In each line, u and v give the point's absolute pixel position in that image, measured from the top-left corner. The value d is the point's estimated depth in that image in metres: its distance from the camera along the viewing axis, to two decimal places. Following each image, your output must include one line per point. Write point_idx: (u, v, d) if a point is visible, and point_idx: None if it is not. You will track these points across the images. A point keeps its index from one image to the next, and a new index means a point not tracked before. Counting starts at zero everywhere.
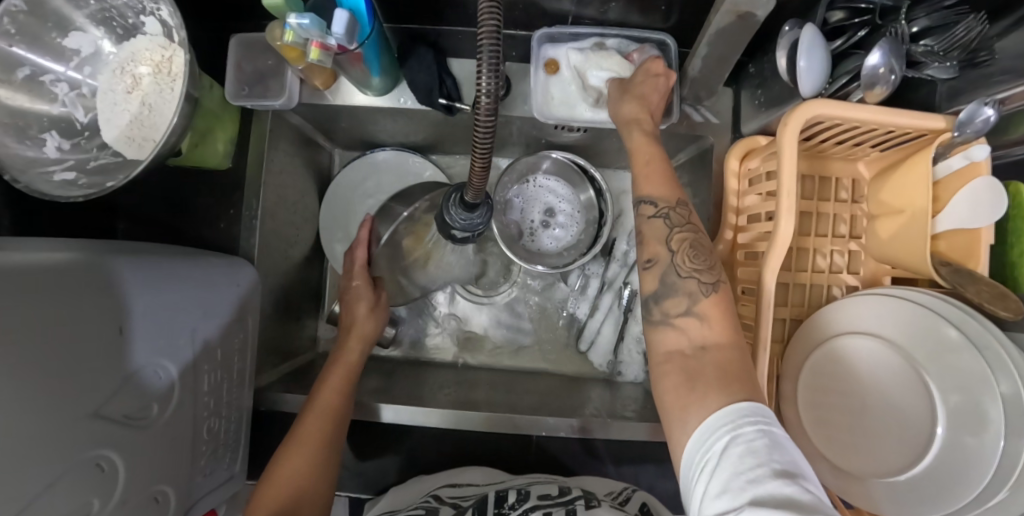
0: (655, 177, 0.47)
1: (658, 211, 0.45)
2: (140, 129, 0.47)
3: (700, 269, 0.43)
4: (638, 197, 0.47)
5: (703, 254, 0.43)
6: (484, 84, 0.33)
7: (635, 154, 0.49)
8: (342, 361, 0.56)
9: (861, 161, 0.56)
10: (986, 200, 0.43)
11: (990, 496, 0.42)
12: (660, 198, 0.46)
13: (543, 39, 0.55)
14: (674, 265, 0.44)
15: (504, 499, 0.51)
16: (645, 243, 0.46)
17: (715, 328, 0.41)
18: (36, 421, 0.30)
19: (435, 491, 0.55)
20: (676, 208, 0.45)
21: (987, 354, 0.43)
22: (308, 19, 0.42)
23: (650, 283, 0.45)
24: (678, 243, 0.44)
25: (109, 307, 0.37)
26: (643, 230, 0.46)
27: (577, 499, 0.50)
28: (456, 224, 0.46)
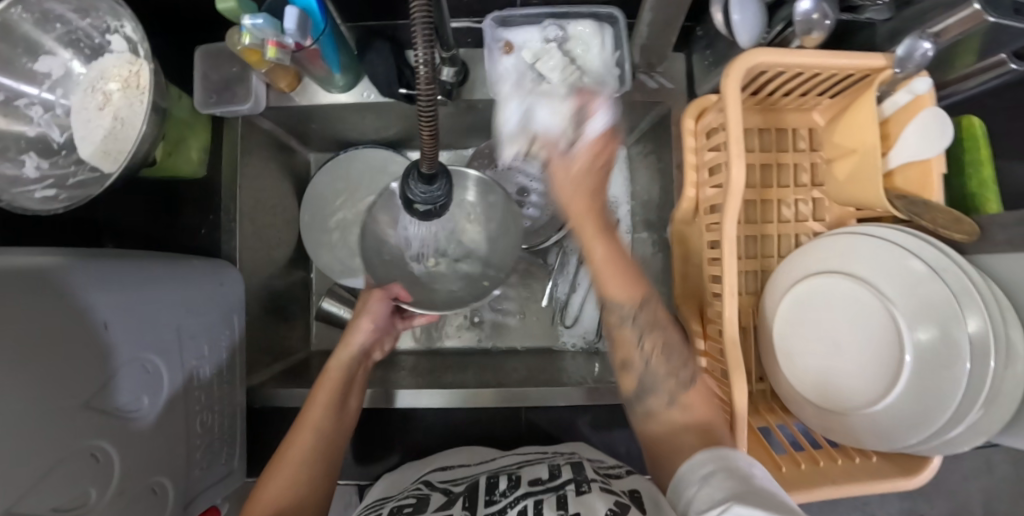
0: (616, 281, 0.50)
1: (625, 319, 0.49)
2: (114, 143, 0.50)
3: (676, 370, 0.48)
4: (603, 301, 0.50)
5: (675, 353, 0.48)
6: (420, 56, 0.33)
7: (599, 271, 0.51)
8: (328, 376, 0.55)
9: (815, 111, 0.58)
10: (934, 131, 0.46)
11: (965, 417, 0.43)
12: (626, 305, 0.49)
13: (496, 24, 0.57)
14: (647, 366, 0.48)
15: (494, 486, 0.48)
16: (618, 347, 0.50)
17: (697, 411, 0.46)
18: (32, 412, 0.32)
19: (425, 477, 0.52)
20: (638, 315, 0.49)
21: (951, 282, 0.44)
22: (262, 19, 0.44)
23: (630, 382, 0.50)
24: (650, 348, 0.48)
25: (103, 305, 0.39)
26: (615, 337, 0.50)
27: (568, 484, 0.45)
28: (416, 200, 0.43)
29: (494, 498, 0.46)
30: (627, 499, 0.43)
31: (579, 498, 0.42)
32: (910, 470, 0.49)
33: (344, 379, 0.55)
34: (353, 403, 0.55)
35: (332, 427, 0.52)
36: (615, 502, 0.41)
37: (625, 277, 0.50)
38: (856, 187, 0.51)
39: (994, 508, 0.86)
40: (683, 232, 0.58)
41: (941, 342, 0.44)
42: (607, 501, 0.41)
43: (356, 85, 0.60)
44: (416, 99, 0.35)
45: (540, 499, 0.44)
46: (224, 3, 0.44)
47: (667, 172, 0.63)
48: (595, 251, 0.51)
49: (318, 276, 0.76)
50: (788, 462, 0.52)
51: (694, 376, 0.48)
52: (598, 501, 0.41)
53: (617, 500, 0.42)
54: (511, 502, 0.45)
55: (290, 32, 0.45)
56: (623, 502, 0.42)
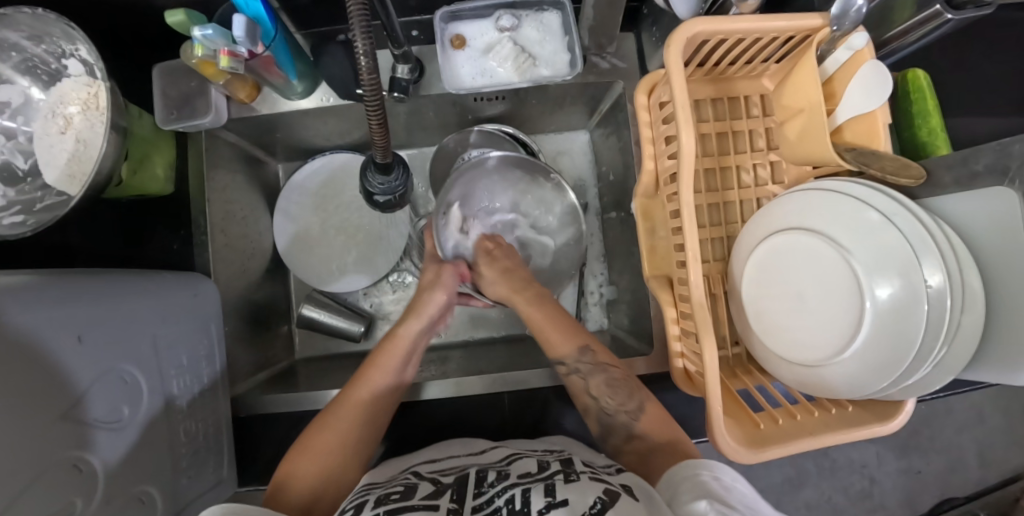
0: (556, 338, 0.56)
1: (571, 369, 0.54)
2: (79, 165, 0.51)
3: (623, 404, 0.51)
4: (554, 359, 0.56)
5: (619, 390, 0.52)
6: (360, 46, 0.34)
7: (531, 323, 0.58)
8: (395, 343, 0.56)
9: (764, 77, 0.59)
10: (875, 84, 0.47)
11: (928, 357, 0.44)
12: (567, 357, 0.55)
13: (447, 17, 0.58)
14: (603, 408, 0.52)
15: (483, 479, 0.45)
16: (576, 396, 0.55)
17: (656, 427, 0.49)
18: (11, 422, 0.33)
19: (414, 467, 0.50)
20: (582, 358, 0.54)
21: (906, 230, 0.45)
22: (211, 29, 0.45)
23: (594, 424, 0.54)
24: (596, 389, 0.53)
25: (78, 317, 0.40)
26: (570, 386, 0.55)
27: (556, 474, 0.43)
28: (376, 190, 0.48)
29: (483, 489, 0.43)
30: (621, 488, 0.40)
31: (567, 486, 0.40)
32: (886, 415, 0.49)
33: (409, 345, 0.57)
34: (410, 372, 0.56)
35: (393, 394, 0.53)
36: (605, 491, 0.39)
37: (555, 320, 0.57)
38: (807, 146, 0.52)
39: (989, 459, 0.87)
40: (647, 206, 0.59)
41: (901, 289, 0.44)
42: (596, 491, 0.39)
43: (315, 90, 0.61)
44: (363, 101, 0.37)
45: (528, 487, 0.41)
46: (173, 17, 0.45)
47: (628, 150, 0.64)
48: (535, 317, 0.58)
49: (296, 284, 0.76)
50: (767, 419, 0.53)
51: (641, 406, 0.50)
52: (588, 490, 0.39)
53: (606, 488, 0.39)
54: (499, 492, 0.42)
55: (239, 40, 0.46)
56: (614, 490, 0.39)
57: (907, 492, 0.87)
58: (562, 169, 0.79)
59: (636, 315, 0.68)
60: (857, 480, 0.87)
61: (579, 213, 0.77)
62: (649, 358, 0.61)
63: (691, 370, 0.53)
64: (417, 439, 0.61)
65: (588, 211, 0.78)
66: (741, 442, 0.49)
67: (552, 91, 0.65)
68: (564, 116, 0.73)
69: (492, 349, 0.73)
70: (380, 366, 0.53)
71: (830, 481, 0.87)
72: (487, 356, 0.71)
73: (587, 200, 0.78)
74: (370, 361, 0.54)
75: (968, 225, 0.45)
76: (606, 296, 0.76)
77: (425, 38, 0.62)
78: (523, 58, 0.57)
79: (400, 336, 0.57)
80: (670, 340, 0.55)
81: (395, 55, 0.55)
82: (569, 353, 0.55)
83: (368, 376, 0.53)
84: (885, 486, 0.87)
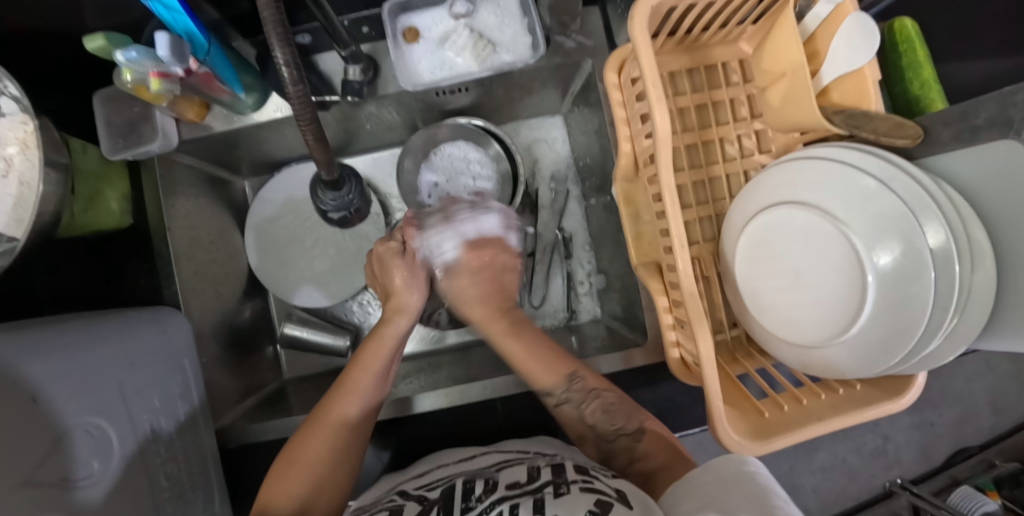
0: (540, 367, 0.53)
1: (560, 399, 0.52)
2: (24, 208, 0.49)
3: (623, 428, 0.50)
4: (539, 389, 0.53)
5: (618, 412, 0.50)
6: (280, 54, 0.31)
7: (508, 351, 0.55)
8: (380, 344, 0.54)
9: (742, 40, 0.55)
10: (860, 38, 0.44)
11: (939, 327, 0.42)
12: (553, 388, 0.52)
13: (396, 11, 0.54)
14: (602, 434, 0.50)
15: (471, 491, 0.43)
16: (572, 425, 0.53)
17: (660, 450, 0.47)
18: None
19: (401, 486, 0.48)
20: (571, 386, 0.52)
21: (907, 194, 0.42)
22: (136, 51, 0.41)
23: (593, 450, 0.52)
24: (592, 417, 0.51)
25: (34, 375, 0.38)
26: (562, 417, 0.53)
27: (545, 486, 0.40)
28: (329, 207, 0.46)
29: (471, 504, 0.41)
30: (614, 498, 0.38)
31: (558, 500, 0.38)
32: (895, 392, 0.47)
33: (392, 347, 0.55)
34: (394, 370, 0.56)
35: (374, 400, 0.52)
36: (597, 502, 0.37)
37: (519, 346, 0.55)
38: (791, 110, 0.48)
39: (1001, 405, 0.85)
40: (629, 191, 0.56)
41: (904, 256, 0.42)
42: (587, 504, 0.37)
43: (266, 102, 0.58)
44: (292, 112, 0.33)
45: (517, 503, 0.39)
46: (92, 42, 0.41)
47: (603, 132, 0.60)
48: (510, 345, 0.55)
49: (277, 302, 0.74)
50: (771, 406, 0.50)
51: (645, 427, 0.49)
52: (579, 503, 0.37)
53: (598, 499, 0.37)
54: (487, 507, 0.40)
55: (166, 60, 0.42)
56: (607, 501, 0.37)
57: (922, 446, 0.85)
58: (539, 157, 0.75)
59: (627, 303, 0.65)
60: (871, 439, 0.85)
61: (561, 200, 0.74)
62: (644, 348, 0.58)
63: (688, 359, 0.51)
64: (412, 451, 0.59)
65: (569, 197, 0.74)
66: (746, 434, 0.46)
67: (518, 77, 0.61)
68: (536, 101, 0.70)
69: (482, 350, 0.71)
70: (363, 367, 0.52)
71: (843, 443, 0.85)
72: (480, 358, 0.68)
73: (568, 186, 0.75)
74: (352, 366, 0.53)
75: (966, 182, 0.42)
76: (596, 284, 0.73)
77: (376, 34, 0.58)
78: (482, 45, 0.53)
79: (381, 334, 0.55)
80: (664, 330, 0.52)
81: (344, 57, 0.51)
82: (556, 384, 0.52)
83: (352, 381, 0.51)
84: (899, 443, 0.85)
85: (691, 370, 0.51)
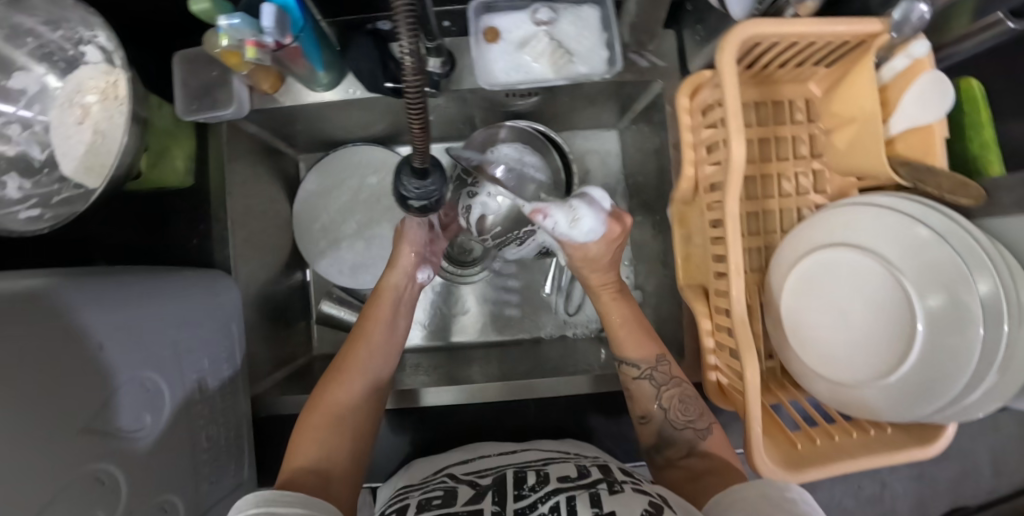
0: (632, 341, 0.56)
1: (642, 372, 0.55)
2: (97, 157, 0.49)
3: (692, 420, 0.52)
4: (622, 359, 0.56)
5: (692, 405, 0.53)
6: (406, 49, 0.30)
7: (608, 319, 0.59)
8: (383, 296, 0.60)
9: (810, 81, 0.57)
10: (935, 93, 0.46)
11: (979, 381, 0.42)
12: (642, 360, 0.55)
13: (480, 9, 0.55)
14: (669, 420, 0.53)
15: (522, 481, 0.45)
16: (637, 401, 0.55)
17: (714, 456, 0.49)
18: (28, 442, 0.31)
19: (449, 469, 0.51)
20: (658, 366, 0.55)
21: (959, 247, 0.43)
22: (239, 19, 0.42)
23: (648, 436, 0.54)
24: (668, 400, 0.54)
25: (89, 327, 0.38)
26: (633, 390, 0.55)
27: (599, 484, 0.43)
28: (411, 196, 0.42)
29: (524, 492, 0.43)
30: (661, 500, 0.40)
31: (614, 497, 0.40)
32: (924, 439, 0.48)
33: (395, 299, 0.60)
34: (401, 326, 0.60)
35: (385, 363, 0.57)
36: (650, 503, 0.39)
37: (628, 326, 0.58)
38: (856, 155, 0.51)
39: (1003, 467, 0.86)
40: (683, 212, 0.57)
41: (950, 304, 0.43)
42: (641, 503, 0.39)
43: (341, 83, 0.58)
44: (404, 96, 0.32)
45: (572, 495, 0.41)
46: (198, 5, 0.42)
47: (662, 152, 0.62)
48: (612, 315, 0.59)
49: (314, 279, 0.75)
50: (803, 439, 0.52)
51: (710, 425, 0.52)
52: (632, 502, 0.39)
53: (650, 501, 0.39)
54: (542, 497, 0.42)
55: (268, 31, 0.43)
56: (657, 502, 0.39)
57: (920, 497, 0.86)
58: (590, 168, 0.76)
59: (664, 323, 0.66)
60: (871, 484, 0.86)
61: None
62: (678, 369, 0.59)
63: (725, 383, 0.52)
64: (438, 443, 0.61)
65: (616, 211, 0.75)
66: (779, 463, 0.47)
67: (586, 89, 0.62)
68: (595, 114, 0.71)
69: (513, 349, 0.71)
70: (374, 320, 0.58)
71: (844, 485, 0.86)
72: (512, 361, 0.68)
73: (615, 200, 0.76)
74: (364, 319, 0.59)
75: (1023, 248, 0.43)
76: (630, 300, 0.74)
77: (456, 29, 0.59)
78: (559, 54, 0.54)
79: (384, 290, 0.61)
80: (704, 353, 0.53)
81: (427, 48, 0.52)
82: (644, 358, 0.55)
83: (364, 333, 0.57)
84: (897, 491, 0.86)
85: (726, 393, 0.53)
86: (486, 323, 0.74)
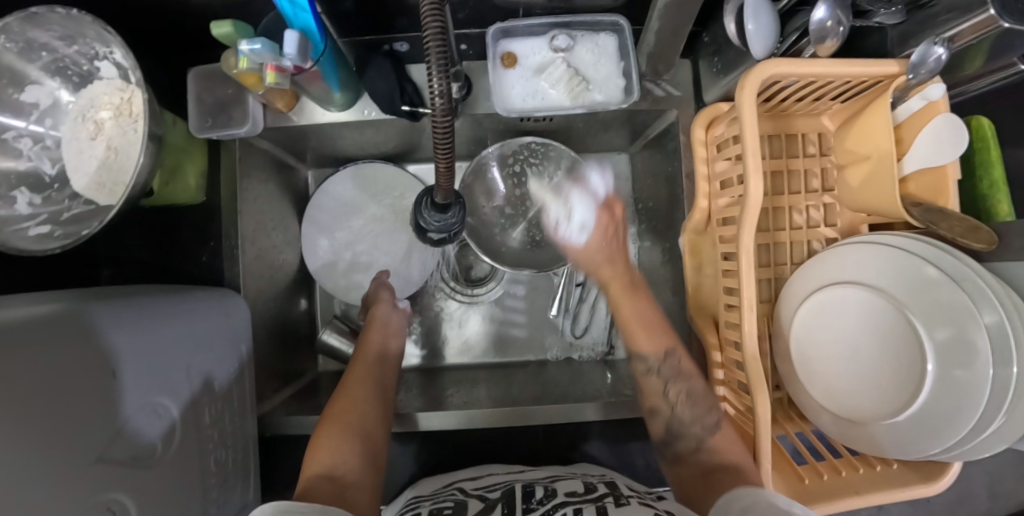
0: (640, 334, 0.58)
1: (651, 366, 0.56)
2: (110, 174, 0.49)
3: (700, 415, 0.51)
4: (634, 353, 0.58)
5: (700, 400, 0.52)
6: (435, 84, 0.31)
7: (621, 320, 0.61)
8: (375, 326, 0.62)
9: (824, 114, 0.57)
10: (949, 136, 0.46)
11: (988, 425, 0.42)
12: (650, 354, 0.57)
13: (498, 35, 0.55)
14: (676, 414, 0.53)
15: (530, 494, 0.46)
16: (647, 397, 0.56)
17: (725, 448, 0.47)
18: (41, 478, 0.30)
19: (458, 486, 0.52)
20: (666, 361, 0.56)
21: (967, 288, 0.43)
22: (260, 44, 0.42)
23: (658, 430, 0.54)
24: (675, 396, 0.54)
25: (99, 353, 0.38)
26: (642, 385, 0.57)
27: (605, 497, 0.44)
28: (432, 228, 0.43)
29: (532, 505, 0.43)
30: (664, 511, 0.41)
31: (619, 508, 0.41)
32: (930, 475, 0.48)
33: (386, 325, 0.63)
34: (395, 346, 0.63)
35: (387, 379, 0.58)
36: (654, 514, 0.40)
37: (638, 316, 0.60)
38: (870, 193, 0.51)
39: (997, 493, 0.87)
40: (695, 242, 0.57)
41: (957, 343, 0.43)
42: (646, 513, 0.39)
43: (357, 103, 0.58)
44: (432, 121, 0.32)
45: (579, 508, 0.41)
46: (220, 28, 0.42)
47: (675, 180, 0.62)
48: (624, 309, 0.61)
49: (321, 294, 0.75)
50: (810, 474, 0.52)
51: (720, 421, 0.49)
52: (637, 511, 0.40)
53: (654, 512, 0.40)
54: (549, 510, 0.42)
55: (290, 57, 0.43)
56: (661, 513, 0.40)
57: None
58: None
59: None
60: (867, 508, 0.87)
61: None
62: None
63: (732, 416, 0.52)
64: (444, 462, 0.64)
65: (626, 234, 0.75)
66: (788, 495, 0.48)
67: (601, 115, 0.62)
68: (607, 138, 0.71)
69: (521, 369, 0.71)
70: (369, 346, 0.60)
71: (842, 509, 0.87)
72: (517, 383, 0.67)
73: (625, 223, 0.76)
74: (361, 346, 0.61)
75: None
76: None
77: (473, 52, 0.60)
78: (576, 82, 0.54)
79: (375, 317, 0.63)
80: (713, 384, 0.53)
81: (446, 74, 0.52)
82: (653, 353, 0.57)
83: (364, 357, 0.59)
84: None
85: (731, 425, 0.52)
86: (493, 342, 0.74)
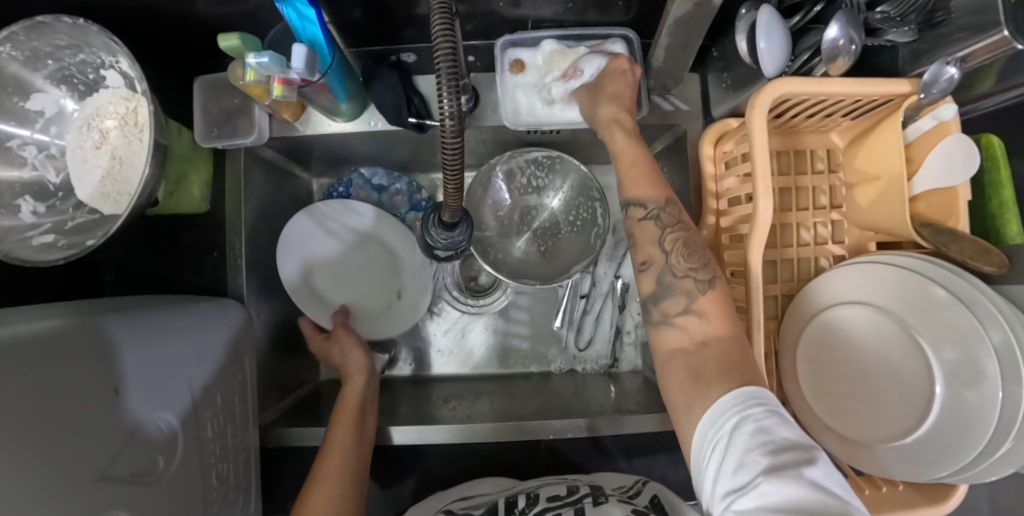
0: (640, 178, 0.46)
1: (648, 213, 0.45)
2: (113, 184, 0.48)
3: (696, 268, 0.42)
4: (624, 200, 0.46)
5: (696, 251, 0.43)
6: (445, 104, 0.30)
7: (618, 156, 0.48)
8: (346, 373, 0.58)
9: (833, 131, 0.57)
10: (960, 160, 0.46)
11: (997, 449, 0.41)
12: (649, 200, 0.45)
13: (507, 46, 0.54)
14: (669, 266, 0.43)
15: (514, 504, 0.50)
16: (638, 246, 0.45)
17: (715, 323, 0.40)
18: (42, 498, 0.30)
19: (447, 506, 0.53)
20: (666, 208, 0.45)
21: (976, 309, 0.43)
22: (267, 57, 0.42)
23: (647, 285, 0.44)
24: (671, 244, 0.43)
25: (101, 368, 0.37)
26: (635, 232, 0.45)
27: (585, 498, 0.49)
28: (438, 246, 0.43)
29: None
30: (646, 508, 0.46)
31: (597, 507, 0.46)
32: (935, 497, 0.48)
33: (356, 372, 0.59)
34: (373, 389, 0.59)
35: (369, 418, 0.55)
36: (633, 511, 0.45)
37: (640, 158, 0.47)
38: (879, 212, 0.51)
39: None
40: None
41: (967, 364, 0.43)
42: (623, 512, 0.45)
43: (364, 114, 0.58)
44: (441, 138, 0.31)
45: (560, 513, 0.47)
46: (227, 41, 0.42)
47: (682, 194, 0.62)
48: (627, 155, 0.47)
49: None
50: None
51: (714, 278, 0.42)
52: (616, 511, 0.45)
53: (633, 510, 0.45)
54: None
55: (297, 70, 0.42)
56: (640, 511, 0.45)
57: None
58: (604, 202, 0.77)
59: None
60: None
61: (621, 249, 0.74)
62: None
63: None
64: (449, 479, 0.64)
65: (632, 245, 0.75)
66: None
67: None
68: None
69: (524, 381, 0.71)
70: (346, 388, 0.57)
71: None
72: (519, 395, 0.66)
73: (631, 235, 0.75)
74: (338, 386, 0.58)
75: None
76: (642, 336, 0.73)
77: (480, 64, 0.60)
78: None
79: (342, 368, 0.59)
80: None
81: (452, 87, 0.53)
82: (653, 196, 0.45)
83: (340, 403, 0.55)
84: None
85: None
86: (497, 354, 0.74)
